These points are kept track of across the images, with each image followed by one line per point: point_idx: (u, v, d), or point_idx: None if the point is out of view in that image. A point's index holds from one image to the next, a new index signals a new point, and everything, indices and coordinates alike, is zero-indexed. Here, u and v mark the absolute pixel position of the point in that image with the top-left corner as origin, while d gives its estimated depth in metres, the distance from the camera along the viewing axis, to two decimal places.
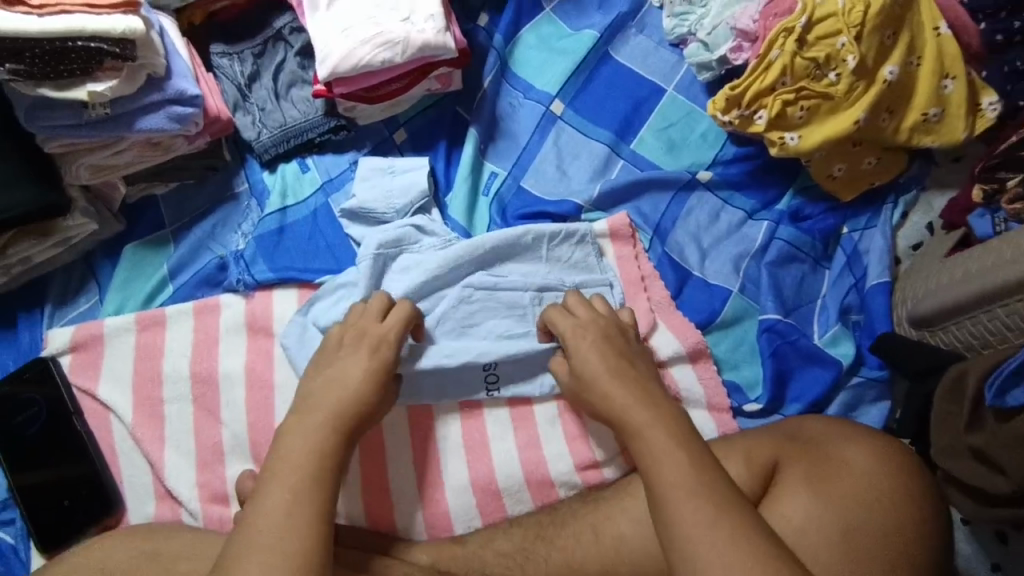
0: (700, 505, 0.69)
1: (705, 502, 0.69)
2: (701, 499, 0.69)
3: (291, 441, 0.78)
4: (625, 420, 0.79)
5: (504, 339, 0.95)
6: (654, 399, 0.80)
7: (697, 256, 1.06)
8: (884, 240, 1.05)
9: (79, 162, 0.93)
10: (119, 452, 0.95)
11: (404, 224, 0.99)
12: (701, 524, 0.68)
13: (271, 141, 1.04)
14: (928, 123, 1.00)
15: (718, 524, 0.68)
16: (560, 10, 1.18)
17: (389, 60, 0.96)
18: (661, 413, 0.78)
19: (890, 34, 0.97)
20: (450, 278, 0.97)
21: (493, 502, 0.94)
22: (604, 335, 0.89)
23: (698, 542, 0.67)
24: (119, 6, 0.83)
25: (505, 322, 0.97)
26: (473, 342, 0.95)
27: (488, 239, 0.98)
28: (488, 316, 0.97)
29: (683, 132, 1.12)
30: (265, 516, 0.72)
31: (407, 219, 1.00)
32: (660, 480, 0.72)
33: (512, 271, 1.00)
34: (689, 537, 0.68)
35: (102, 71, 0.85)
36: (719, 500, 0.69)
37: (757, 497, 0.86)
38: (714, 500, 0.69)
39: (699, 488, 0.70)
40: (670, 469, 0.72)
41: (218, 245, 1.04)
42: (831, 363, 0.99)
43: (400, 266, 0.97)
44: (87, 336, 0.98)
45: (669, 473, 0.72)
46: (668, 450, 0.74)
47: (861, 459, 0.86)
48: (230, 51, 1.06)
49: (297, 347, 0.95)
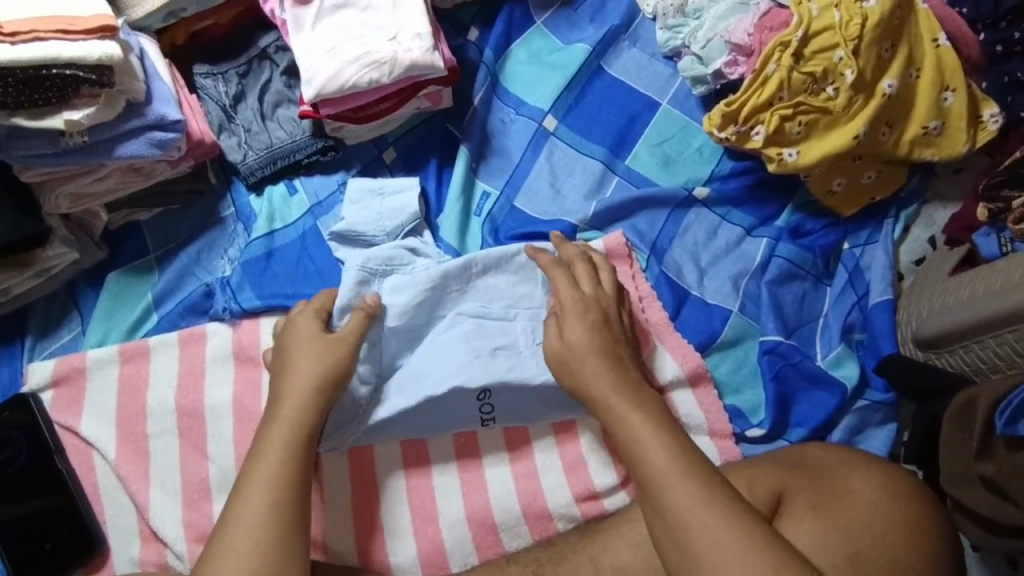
0: (677, 493, 0.70)
1: (697, 484, 0.70)
2: (693, 481, 0.70)
3: (278, 434, 0.81)
4: (608, 406, 0.79)
5: (497, 354, 0.90)
6: (634, 383, 0.81)
7: (695, 274, 1.03)
8: (886, 256, 1.03)
9: (58, 191, 0.91)
10: (102, 491, 0.92)
11: (397, 246, 0.96)
12: (693, 506, 0.69)
13: (257, 163, 1.02)
14: (929, 136, 0.98)
15: (713, 504, 0.69)
16: (551, 23, 1.16)
17: (376, 80, 0.93)
18: (643, 402, 0.78)
19: (888, 47, 0.95)
20: (441, 294, 0.94)
21: (490, 537, 0.92)
22: (604, 318, 0.88)
23: (693, 519, 0.68)
24: (94, 31, 0.79)
25: (497, 342, 0.92)
26: (464, 359, 0.89)
27: (479, 255, 0.96)
28: (482, 335, 0.92)
29: (678, 147, 1.10)
30: (257, 529, 0.75)
31: (399, 242, 0.97)
32: (649, 468, 0.72)
33: (509, 302, 0.96)
34: (683, 519, 0.69)
35: (79, 99, 0.82)
36: (712, 488, 0.70)
37: (769, 515, 0.83)
38: (703, 488, 0.70)
39: (688, 476, 0.71)
40: (655, 454, 0.73)
41: (203, 272, 1.01)
42: (835, 386, 0.96)
43: (394, 285, 0.93)
44: (69, 369, 0.95)
45: (657, 460, 0.72)
46: (652, 436, 0.74)
47: (867, 488, 0.82)
48: (213, 72, 1.03)
49: None
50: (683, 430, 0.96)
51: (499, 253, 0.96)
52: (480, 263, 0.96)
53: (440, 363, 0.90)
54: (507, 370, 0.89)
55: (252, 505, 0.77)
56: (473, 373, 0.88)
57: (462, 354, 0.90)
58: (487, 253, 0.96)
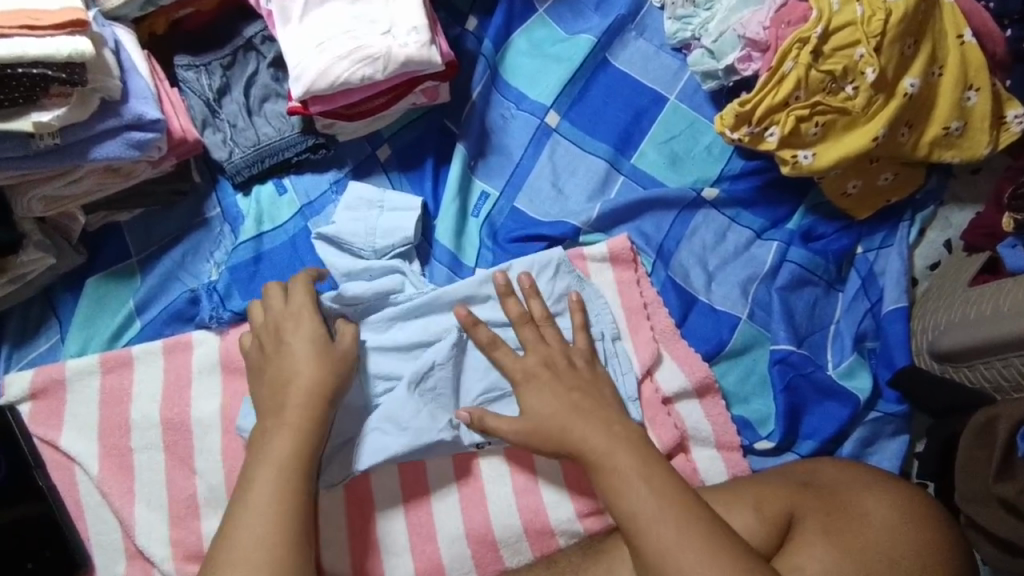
0: (664, 531, 0.71)
1: (669, 525, 0.71)
2: (665, 524, 0.71)
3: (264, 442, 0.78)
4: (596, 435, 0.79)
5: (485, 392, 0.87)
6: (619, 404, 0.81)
7: (703, 279, 0.99)
8: (901, 260, 0.99)
9: (31, 195, 0.86)
10: (85, 507, 0.88)
11: (388, 267, 0.93)
12: (669, 549, 0.70)
13: (244, 161, 0.96)
14: (950, 137, 0.94)
15: (688, 544, 0.69)
16: (554, 12, 1.10)
17: (369, 77, 0.88)
18: (618, 436, 0.78)
19: (911, 43, 0.90)
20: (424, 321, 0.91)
21: (490, 554, 0.88)
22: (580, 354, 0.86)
23: (674, 555, 0.69)
24: (64, 25, 0.75)
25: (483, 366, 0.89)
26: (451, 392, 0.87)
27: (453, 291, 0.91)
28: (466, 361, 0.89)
29: (686, 145, 1.05)
30: (253, 541, 0.73)
31: (386, 262, 0.93)
32: (627, 511, 0.73)
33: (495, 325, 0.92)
34: (664, 555, 0.70)
35: (49, 99, 0.77)
36: (688, 528, 0.70)
37: (771, 551, 0.77)
38: (685, 523, 0.70)
39: (672, 507, 0.72)
40: (634, 495, 0.73)
41: (189, 276, 0.96)
42: (847, 398, 0.93)
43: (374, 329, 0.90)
44: (47, 381, 0.90)
45: (636, 503, 0.73)
46: (631, 475, 0.75)
47: (883, 513, 0.76)
48: (196, 63, 0.97)
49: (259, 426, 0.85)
50: (688, 443, 0.92)
51: (482, 276, 0.92)
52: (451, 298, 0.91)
53: (430, 401, 0.86)
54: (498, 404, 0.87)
55: (262, 522, 0.74)
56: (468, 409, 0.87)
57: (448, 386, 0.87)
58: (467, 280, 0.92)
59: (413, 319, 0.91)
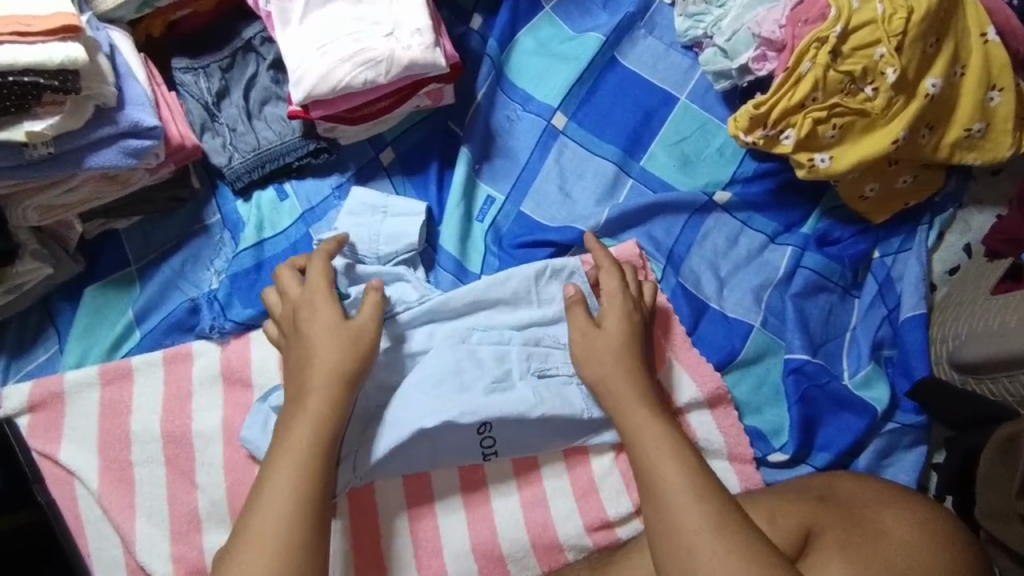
0: (706, 509, 0.68)
1: (710, 508, 0.69)
2: (710, 503, 0.69)
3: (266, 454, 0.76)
4: None
5: (495, 392, 0.84)
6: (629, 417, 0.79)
7: (714, 285, 0.96)
8: (920, 265, 0.96)
9: (26, 204, 0.83)
10: (86, 522, 0.87)
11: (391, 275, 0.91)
12: (707, 530, 0.67)
13: (244, 166, 0.94)
14: (972, 139, 0.91)
15: (725, 531, 0.67)
16: (561, 9, 1.07)
17: (371, 80, 0.85)
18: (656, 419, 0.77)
19: (933, 42, 0.87)
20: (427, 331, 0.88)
21: (497, 569, 0.86)
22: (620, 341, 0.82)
23: (700, 545, 0.67)
24: (57, 31, 0.73)
25: (490, 370, 0.85)
26: (454, 397, 0.83)
27: (455, 297, 0.88)
28: (471, 365, 0.85)
29: (697, 146, 1.02)
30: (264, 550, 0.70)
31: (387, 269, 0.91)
32: (663, 493, 0.71)
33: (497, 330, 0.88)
34: (691, 544, 0.67)
35: (42, 107, 0.75)
36: (726, 513, 0.68)
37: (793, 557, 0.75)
38: (719, 504, 0.69)
39: (701, 503, 0.69)
40: (669, 477, 0.71)
41: (189, 285, 0.94)
42: (863, 409, 0.90)
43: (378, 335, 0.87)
44: (45, 394, 0.89)
45: (671, 483, 0.71)
46: (664, 462, 0.73)
47: (901, 531, 0.74)
48: (194, 66, 0.95)
49: (261, 438, 0.84)
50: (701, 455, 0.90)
51: (485, 283, 0.89)
52: (454, 306, 0.88)
53: (436, 402, 0.82)
54: (502, 409, 0.83)
55: (278, 537, 0.70)
56: (481, 406, 0.82)
57: (449, 391, 0.83)
58: (474, 285, 0.89)
59: (417, 326, 0.88)
